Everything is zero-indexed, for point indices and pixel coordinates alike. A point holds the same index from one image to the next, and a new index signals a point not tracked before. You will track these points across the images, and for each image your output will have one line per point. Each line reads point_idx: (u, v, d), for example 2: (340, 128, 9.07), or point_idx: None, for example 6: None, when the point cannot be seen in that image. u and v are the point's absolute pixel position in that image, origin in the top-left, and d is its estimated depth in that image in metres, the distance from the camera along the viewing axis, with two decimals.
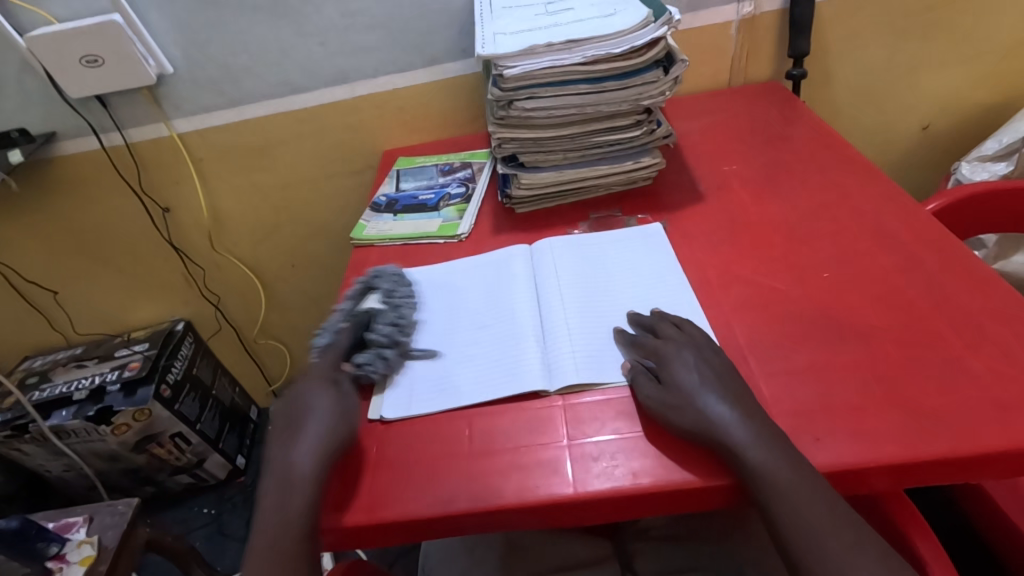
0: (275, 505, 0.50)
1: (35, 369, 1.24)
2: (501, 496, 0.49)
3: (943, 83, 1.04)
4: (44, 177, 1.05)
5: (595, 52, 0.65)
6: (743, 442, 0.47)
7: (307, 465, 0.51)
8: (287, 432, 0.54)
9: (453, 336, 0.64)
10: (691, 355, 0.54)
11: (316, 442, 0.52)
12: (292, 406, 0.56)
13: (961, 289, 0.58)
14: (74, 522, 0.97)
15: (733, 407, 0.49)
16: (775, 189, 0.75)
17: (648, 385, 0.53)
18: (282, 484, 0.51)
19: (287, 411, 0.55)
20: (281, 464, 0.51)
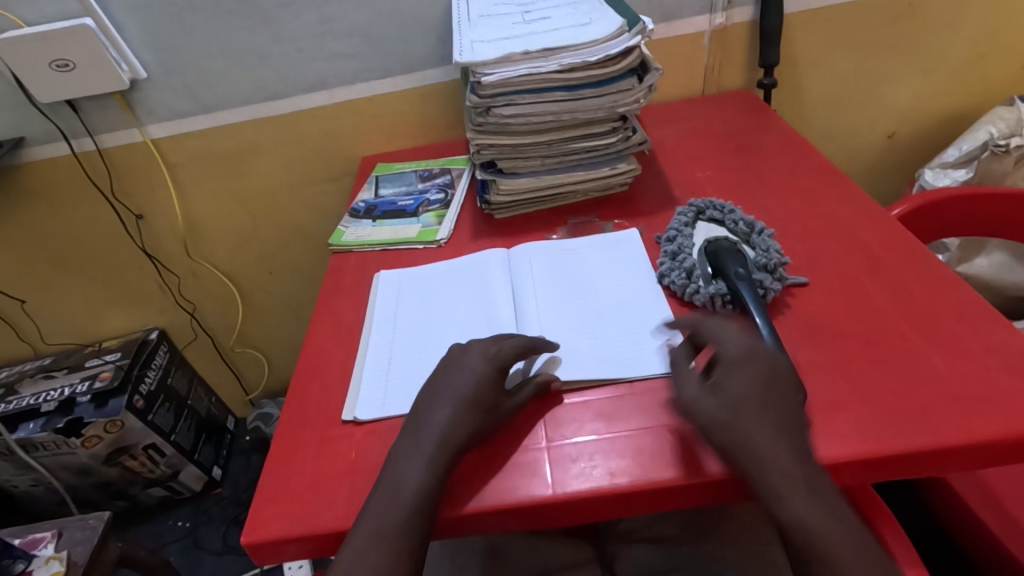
0: (399, 470, 0.49)
1: (1, 381, 1.21)
2: (484, 500, 0.49)
3: (906, 93, 1.08)
4: (11, 183, 1.02)
5: (571, 60, 0.67)
6: (762, 445, 0.44)
7: (448, 434, 0.51)
8: (431, 394, 0.54)
9: (431, 337, 0.64)
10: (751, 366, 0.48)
11: (450, 414, 0.52)
12: (445, 366, 0.57)
13: (923, 290, 0.60)
14: (42, 537, 0.94)
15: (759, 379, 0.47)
16: (748, 195, 0.77)
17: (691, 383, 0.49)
18: (415, 444, 0.51)
19: (444, 370, 0.56)
20: (429, 428, 0.52)
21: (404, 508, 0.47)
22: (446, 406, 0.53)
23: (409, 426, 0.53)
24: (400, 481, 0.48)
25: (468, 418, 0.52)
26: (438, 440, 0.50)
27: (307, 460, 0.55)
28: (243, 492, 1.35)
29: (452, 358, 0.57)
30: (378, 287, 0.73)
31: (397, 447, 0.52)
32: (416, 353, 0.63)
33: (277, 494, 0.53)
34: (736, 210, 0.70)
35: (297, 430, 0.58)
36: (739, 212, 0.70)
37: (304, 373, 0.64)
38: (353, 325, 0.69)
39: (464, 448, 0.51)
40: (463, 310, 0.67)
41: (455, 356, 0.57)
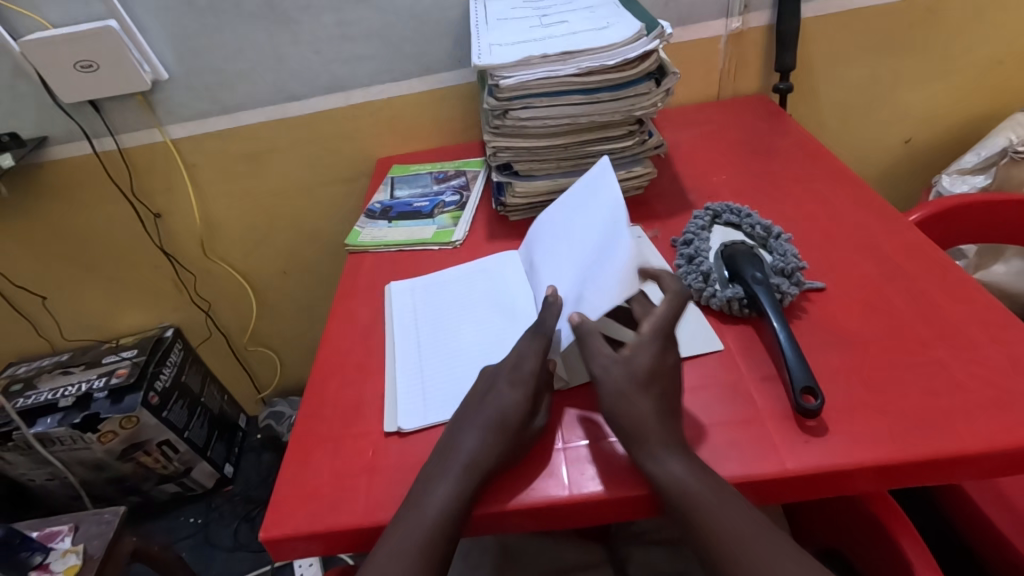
0: (423, 496, 0.48)
1: (21, 376, 1.23)
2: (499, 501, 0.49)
3: (923, 99, 1.07)
4: (33, 181, 1.04)
5: (589, 64, 0.67)
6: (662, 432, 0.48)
7: (478, 459, 0.50)
8: (464, 420, 0.53)
9: (444, 339, 0.65)
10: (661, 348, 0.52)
11: (480, 439, 0.51)
12: (477, 391, 0.55)
13: (942, 296, 0.60)
14: (58, 531, 0.96)
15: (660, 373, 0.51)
16: (764, 199, 0.77)
17: (601, 349, 0.52)
18: (443, 471, 0.50)
19: (477, 395, 0.55)
20: (458, 454, 0.50)
21: (427, 533, 0.46)
22: (476, 432, 0.51)
23: (438, 451, 0.52)
24: (426, 506, 0.47)
25: (498, 443, 0.50)
26: (467, 467, 0.49)
27: (324, 458, 0.56)
28: (254, 489, 1.36)
29: (483, 381, 0.56)
30: (389, 293, 0.73)
31: (426, 471, 0.51)
32: (431, 355, 0.63)
33: (295, 491, 0.53)
34: (752, 214, 0.70)
35: (314, 428, 0.59)
36: (755, 217, 0.70)
37: (321, 371, 0.65)
38: (370, 324, 0.70)
39: (493, 474, 0.50)
40: (474, 312, 0.67)
41: (486, 382, 0.55)
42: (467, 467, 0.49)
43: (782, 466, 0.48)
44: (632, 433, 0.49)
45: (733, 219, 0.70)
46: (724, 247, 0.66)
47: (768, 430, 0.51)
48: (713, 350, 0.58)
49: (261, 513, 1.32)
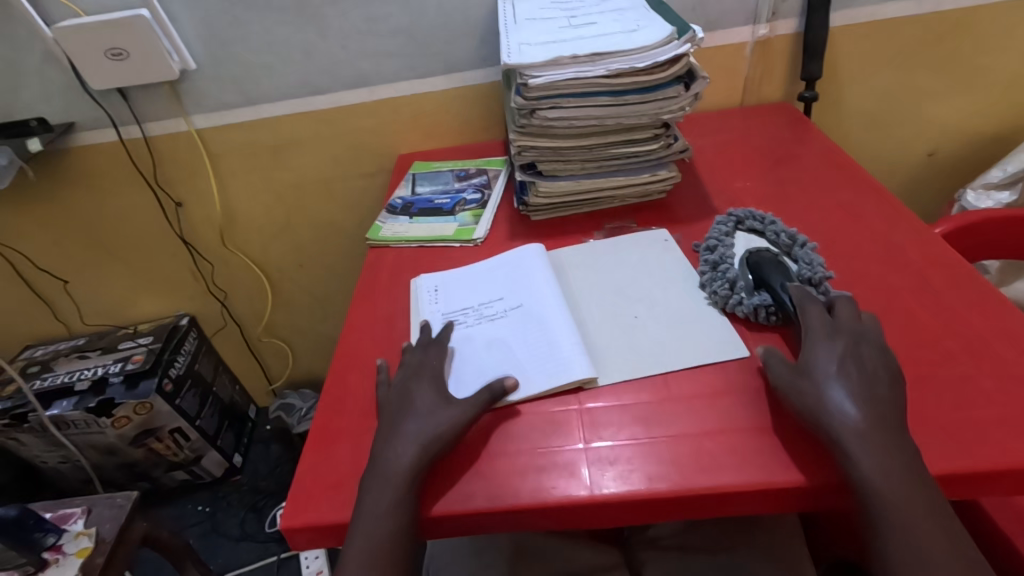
0: (372, 495, 0.50)
1: (37, 358, 1.24)
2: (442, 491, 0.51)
3: (949, 112, 1.07)
4: (59, 165, 1.05)
5: (619, 66, 0.67)
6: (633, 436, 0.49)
7: (410, 456, 0.51)
8: (384, 425, 0.55)
9: (472, 332, 0.65)
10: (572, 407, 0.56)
11: (419, 440, 0.52)
12: (391, 400, 0.57)
13: (968, 309, 0.59)
14: (71, 513, 0.96)
15: (848, 355, 0.52)
16: (788, 207, 0.77)
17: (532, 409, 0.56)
18: (380, 477, 0.50)
19: (390, 403, 0.57)
20: (386, 454, 0.52)
21: (384, 529, 0.48)
22: (410, 440, 0.52)
23: (374, 459, 0.52)
24: (375, 512, 0.48)
25: (428, 444, 0.52)
26: (408, 472, 0.50)
27: (344, 450, 0.56)
28: (262, 480, 1.37)
29: (390, 392, 0.59)
30: (414, 290, 0.73)
31: (365, 483, 0.51)
32: (476, 345, 0.63)
33: (314, 481, 0.54)
34: (775, 222, 0.69)
35: (334, 420, 0.59)
36: (778, 224, 0.69)
37: (340, 364, 0.65)
38: (390, 318, 0.70)
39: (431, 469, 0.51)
40: (502, 306, 0.67)
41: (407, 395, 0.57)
42: (409, 471, 0.50)
43: (805, 476, 0.48)
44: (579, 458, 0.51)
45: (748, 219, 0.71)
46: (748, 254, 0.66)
47: (791, 438, 0.51)
48: (739, 356, 0.58)
49: (269, 504, 1.33)
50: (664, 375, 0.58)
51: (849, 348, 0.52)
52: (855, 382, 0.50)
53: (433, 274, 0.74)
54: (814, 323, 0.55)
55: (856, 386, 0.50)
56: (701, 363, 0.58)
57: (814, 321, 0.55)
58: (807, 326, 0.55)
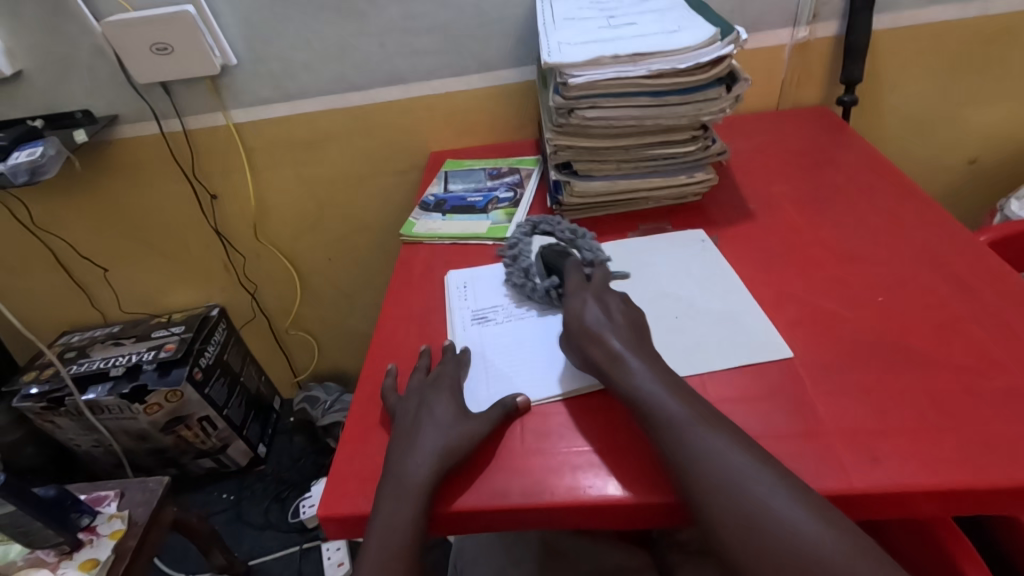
0: (390, 501, 0.50)
1: (74, 344, 1.27)
2: (457, 498, 0.51)
3: (992, 118, 1.04)
4: (101, 156, 1.08)
5: (660, 66, 0.66)
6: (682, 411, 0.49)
7: (427, 468, 0.51)
8: (398, 435, 0.54)
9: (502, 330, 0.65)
10: (598, 306, 0.58)
11: (435, 446, 0.52)
12: (406, 408, 0.57)
13: (1016, 318, 0.57)
14: (105, 495, 0.99)
15: (603, 306, 0.58)
16: (827, 212, 0.76)
17: (596, 353, 0.54)
18: (396, 484, 0.50)
19: (405, 408, 0.57)
20: (401, 463, 0.52)
21: (400, 539, 0.48)
22: (426, 447, 0.52)
23: (389, 463, 0.52)
24: (393, 519, 0.49)
25: (444, 452, 0.51)
26: (424, 479, 0.50)
27: (379, 442, 0.57)
28: (286, 471, 1.39)
29: (403, 395, 0.58)
30: (448, 286, 0.73)
31: (380, 489, 0.51)
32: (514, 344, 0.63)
33: (351, 472, 0.54)
34: (563, 222, 0.75)
35: (370, 412, 0.60)
36: (565, 223, 0.75)
37: (375, 357, 0.66)
38: (424, 313, 0.71)
39: (448, 475, 0.51)
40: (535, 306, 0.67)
41: (426, 403, 0.56)
42: (425, 478, 0.50)
43: (846, 486, 0.47)
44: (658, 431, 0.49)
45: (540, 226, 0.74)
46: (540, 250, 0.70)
47: (833, 445, 0.50)
48: (778, 358, 0.58)
49: (292, 495, 1.34)
50: (700, 376, 0.57)
51: (630, 308, 0.59)
52: (624, 325, 0.56)
53: (468, 271, 0.75)
54: (573, 285, 0.62)
55: (615, 326, 0.56)
56: (737, 366, 0.58)
57: (572, 282, 0.62)
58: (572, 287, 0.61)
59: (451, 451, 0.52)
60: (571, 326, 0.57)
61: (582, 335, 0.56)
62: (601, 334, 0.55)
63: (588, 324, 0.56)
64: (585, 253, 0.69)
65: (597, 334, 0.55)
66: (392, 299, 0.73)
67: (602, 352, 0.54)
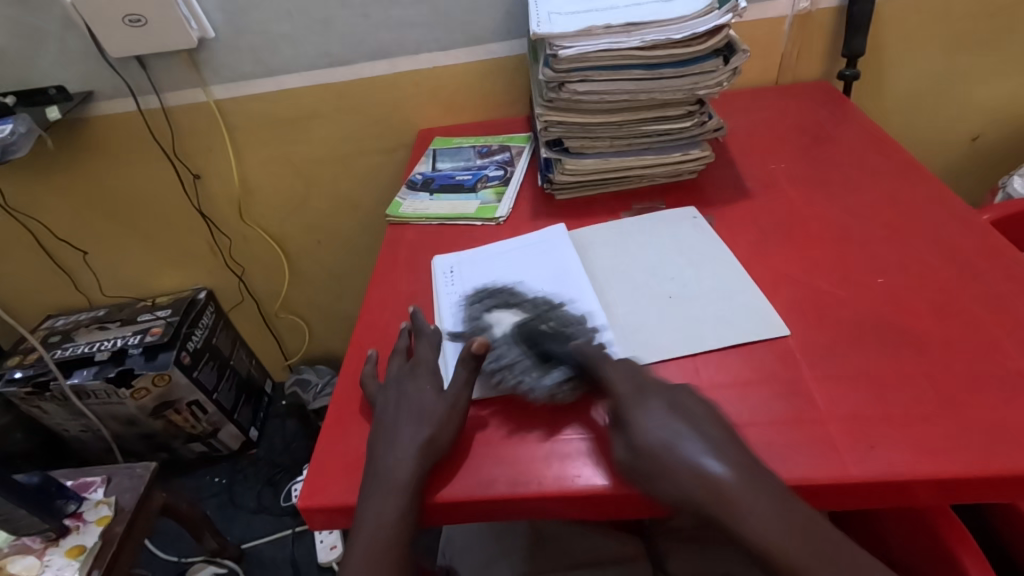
0: (378, 495, 0.48)
1: (58, 328, 1.25)
2: (441, 488, 0.49)
3: (996, 93, 1.01)
4: (78, 135, 1.04)
5: (655, 37, 0.63)
6: (729, 476, 0.42)
7: (410, 463, 0.49)
8: (379, 427, 0.53)
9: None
10: (659, 404, 0.47)
11: (418, 436, 0.50)
12: (386, 399, 0.55)
13: (1020, 300, 0.56)
14: (92, 482, 0.97)
15: (673, 405, 0.47)
16: (826, 190, 0.73)
17: (656, 410, 0.47)
18: (381, 478, 0.49)
19: (385, 399, 0.55)
20: (384, 458, 0.50)
21: (388, 535, 0.47)
22: (410, 436, 0.50)
23: (371, 457, 0.51)
24: (379, 514, 0.47)
25: (430, 444, 0.49)
26: (411, 469, 0.48)
27: (362, 430, 0.55)
28: (278, 456, 1.37)
29: (380, 387, 0.56)
30: (435, 270, 0.71)
31: (365, 484, 0.49)
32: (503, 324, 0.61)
33: (333, 462, 0.53)
34: (518, 291, 0.63)
35: (352, 400, 0.58)
36: (524, 292, 0.63)
37: (359, 342, 0.64)
38: (410, 297, 0.68)
39: (434, 465, 0.50)
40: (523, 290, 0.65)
41: (404, 395, 0.54)
42: (412, 468, 0.48)
43: (842, 477, 0.45)
44: (707, 505, 0.42)
45: (502, 297, 0.62)
46: (514, 330, 0.58)
47: (829, 433, 0.48)
48: (773, 342, 0.56)
49: (284, 479, 1.34)
50: (693, 358, 0.56)
51: (699, 399, 0.48)
52: (711, 428, 0.45)
53: (455, 254, 0.72)
54: (620, 388, 0.49)
55: (699, 419, 0.46)
56: (732, 348, 0.56)
57: (621, 385, 0.49)
58: (614, 389, 0.49)
59: (435, 442, 0.50)
60: (639, 449, 0.45)
61: (652, 458, 0.44)
62: (689, 451, 0.44)
63: (660, 441, 0.45)
64: (573, 329, 0.57)
65: (673, 454, 0.44)
66: (377, 283, 0.71)
67: (693, 471, 0.43)
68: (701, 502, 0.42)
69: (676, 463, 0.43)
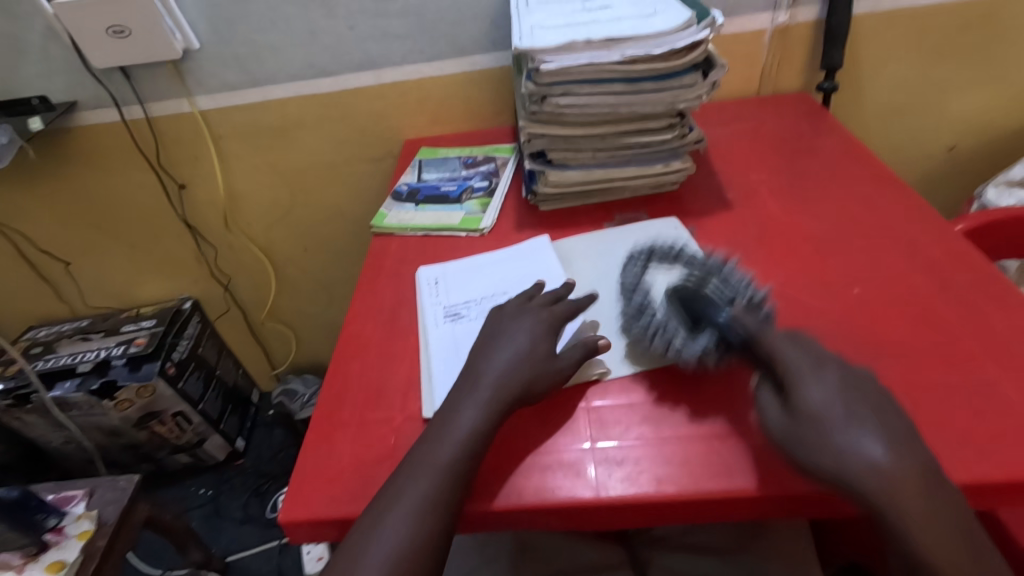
0: (400, 490, 0.47)
1: (40, 339, 1.23)
2: None
3: (971, 104, 1.03)
4: (61, 145, 1.03)
5: (635, 52, 0.64)
6: (895, 469, 0.41)
7: (455, 448, 0.49)
8: (448, 399, 0.53)
9: (474, 326, 0.64)
10: (832, 376, 0.46)
11: (485, 408, 0.51)
12: (470, 366, 0.56)
13: (990, 310, 0.57)
14: (73, 495, 0.96)
15: (846, 383, 0.46)
16: (805, 201, 0.75)
17: (812, 391, 0.45)
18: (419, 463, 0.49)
19: (469, 367, 0.56)
20: (441, 434, 0.50)
21: (423, 522, 0.46)
22: (477, 408, 0.51)
23: (432, 426, 0.51)
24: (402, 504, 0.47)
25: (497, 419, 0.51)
26: (462, 449, 0.49)
27: (344, 444, 0.55)
28: (265, 464, 1.37)
29: (473, 352, 0.57)
30: (419, 282, 0.71)
31: (417, 456, 0.49)
32: None
33: (315, 476, 0.53)
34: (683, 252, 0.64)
35: (334, 413, 0.58)
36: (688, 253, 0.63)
37: (342, 354, 0.64)
38: (394, 308, 0.69)
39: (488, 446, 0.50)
40: (506, 300, 0.66)
41: (481, 368, 0.55)
42: (463, 449, 0.49)
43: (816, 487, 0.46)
44: (874, 497, 0.41)
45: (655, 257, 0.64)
46: (670, 293, 0.58)
47: None
48: None
49: (271, 489, 1.33)
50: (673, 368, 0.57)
51: (850, 379, 0.46)
52: (884, 414, 0.44)
53: (439, 266, 0.73)
54: (780, 360, 0.48)
55: (872, 398, 0.45)
56: None
57: (782, 353, 0.48)
58: (781, 364, 0.48)
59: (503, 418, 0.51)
60: (802, 421, 0.44)
61: (813, 443, 0.43)
62: (847, 440, 0.43)
63: (823, 419, 0.44)
64: (737, 290, 0.56)
65: (834, 434, 0.43)
66: (362, 295, 0.71)
67: (852, 459, 0.42)
68: (870, 493, 0.41)
69: (843, 445, 0.42)
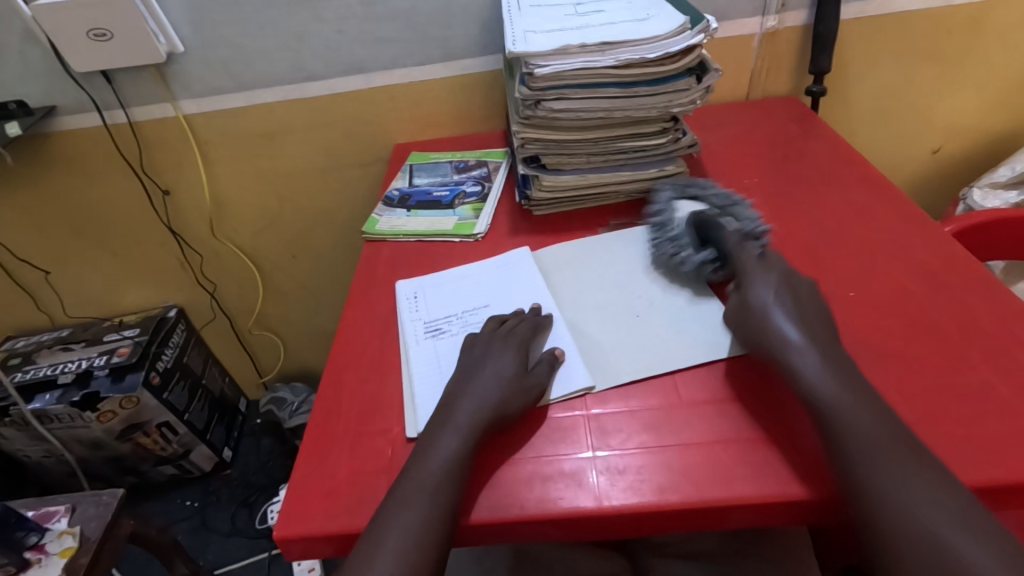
0: (393, 512, 0.47)
1: (19, 350, 1.20)
2: None
3: (955, 108, 1.05)
4: (39, 150, 1.01)
5: (629, 56, 0.64)
6: (822, 374, 0.49)
7: (437, 471, 0.48)
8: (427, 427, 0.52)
9: (457, 342, 0.63)
10: (775, 277, 0.57)
11: (461, 434, 0.50)
12: (450, 391, 0.55)
13: (984, 313, 0.57)
14: (55, 511, 0.93)
15: (784, 284, 0.56)
16: (798, 205, 0.75)
17: (760, 291, 0.56)
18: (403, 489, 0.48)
19: (448, 393, 0.55)
20: (419, 462, 0.49)
21: (411, 550, 0.45)
22: (454, 435, 0.50)
23: (412, 455, 0.50)
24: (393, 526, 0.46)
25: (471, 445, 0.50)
26: (441, 476, 0.48)
27: (339, 456, 0.54)
28: (252, 475, 1.34)
29: (451, 380, 0.57)
30: (399, 295, 0.69)
31: (398, 485, 0.49)
32: None
33: (311, 490, 0.51)
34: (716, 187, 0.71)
35: (328, 425, 0.56)
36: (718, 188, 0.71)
37: (335, 364, 0.63)
38: (387, 317, 0.68)
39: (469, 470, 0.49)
40: (487, 313, 0.65)
41: (459, 394, 0.54)
42: (442, 475, 0.48)
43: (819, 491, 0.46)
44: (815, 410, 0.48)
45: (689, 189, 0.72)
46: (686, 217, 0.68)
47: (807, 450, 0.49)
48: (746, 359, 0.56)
49: (260, 500, 1.30)
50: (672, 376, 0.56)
51: (805, 285, 0.56)
52: (808, 308, 0.54)
53: (419, 278, 0.71)
54: (748, 264, 0.59)
55: (803, 298, 0.55)
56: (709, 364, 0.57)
57: (747, 260, 0.59)
58: (744, 268, 0.59)
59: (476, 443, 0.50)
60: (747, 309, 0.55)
61: (759, 323, 0.54)
62: (771, 319, 0.53)
63: (758, 307, 0.55)
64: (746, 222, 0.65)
65: (769, 317, 0.54)
66: (353, 303, 0.70)
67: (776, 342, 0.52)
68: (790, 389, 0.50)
69: (791, 356, 0.51)
